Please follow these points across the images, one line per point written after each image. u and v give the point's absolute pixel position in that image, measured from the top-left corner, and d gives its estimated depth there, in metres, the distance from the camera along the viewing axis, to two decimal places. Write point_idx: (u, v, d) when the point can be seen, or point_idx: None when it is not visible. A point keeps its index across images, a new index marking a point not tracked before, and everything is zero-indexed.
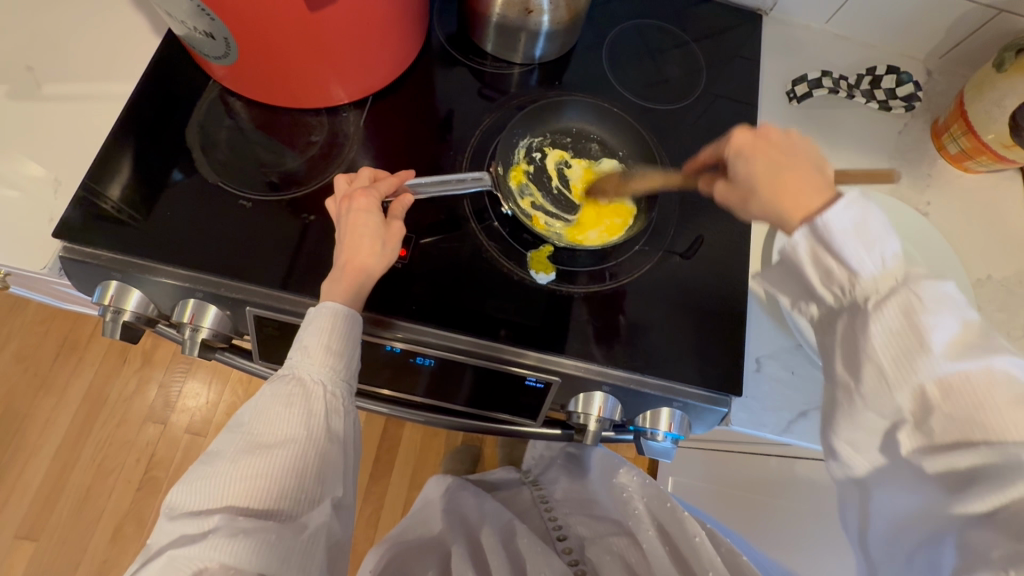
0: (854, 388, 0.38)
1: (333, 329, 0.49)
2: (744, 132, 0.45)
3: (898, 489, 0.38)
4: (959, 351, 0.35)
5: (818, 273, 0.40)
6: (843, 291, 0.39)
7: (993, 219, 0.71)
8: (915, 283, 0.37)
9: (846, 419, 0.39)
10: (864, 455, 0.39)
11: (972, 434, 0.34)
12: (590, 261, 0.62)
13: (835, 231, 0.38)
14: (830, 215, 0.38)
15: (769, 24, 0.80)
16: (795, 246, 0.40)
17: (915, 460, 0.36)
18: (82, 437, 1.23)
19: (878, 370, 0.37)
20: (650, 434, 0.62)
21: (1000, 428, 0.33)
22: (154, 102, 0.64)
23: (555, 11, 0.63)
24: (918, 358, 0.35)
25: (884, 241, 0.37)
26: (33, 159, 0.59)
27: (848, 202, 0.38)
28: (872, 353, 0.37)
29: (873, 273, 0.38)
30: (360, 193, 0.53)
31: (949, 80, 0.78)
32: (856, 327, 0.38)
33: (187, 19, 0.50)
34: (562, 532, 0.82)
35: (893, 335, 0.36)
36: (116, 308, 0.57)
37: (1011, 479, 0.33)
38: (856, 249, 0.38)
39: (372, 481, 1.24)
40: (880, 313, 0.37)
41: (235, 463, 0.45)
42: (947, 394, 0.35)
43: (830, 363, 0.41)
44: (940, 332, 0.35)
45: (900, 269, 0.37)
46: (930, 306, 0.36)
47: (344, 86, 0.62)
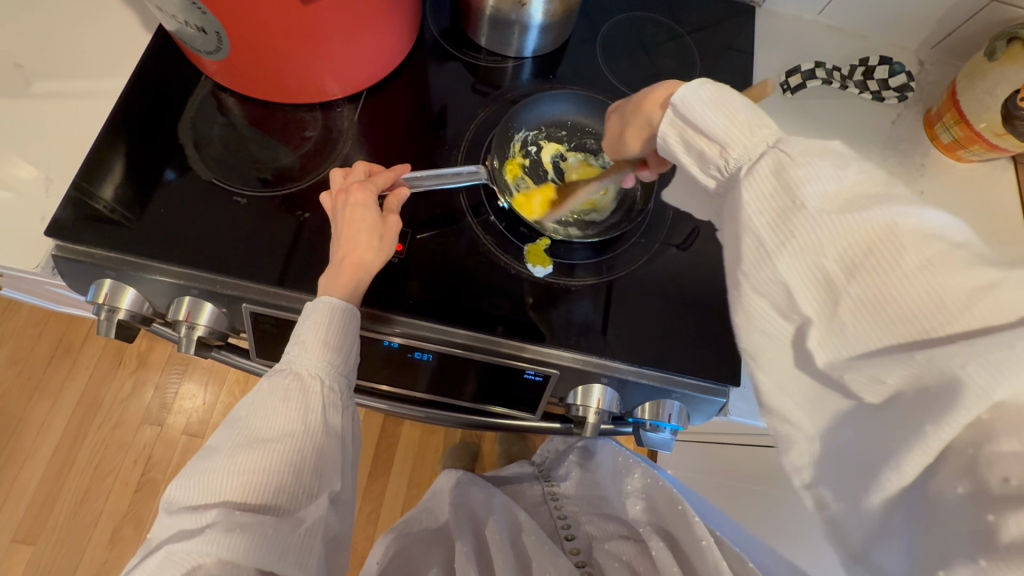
0: (737, 266, 0.37)
1: (330, 324, 0.48)
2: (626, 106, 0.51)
3: (853, 429, 0.36)
4: (839, 206, 0.34)
5: (694, 158, 0.40)
6: (721, 170, 0.39)
7: (986, 208, 0.71)
8: (786, 143, 0.36)
9: (747, 319, 0.37)
10: (772, 375, 0.37)
11: (888, 311, 0.32)
12: (587, 254, 0.62)
13: (692, 107, 0.38)
14: (685, 92, 0.39)
15: (763, 16, 0.80)
16: (664, 135, 0.41)
17: (837, 373, 0.34)
18: (78, 440, 1.22)
19: (757, 237, 0.36)
20: (649, 425, 0.62)
21: (908, 296, 0.31)
22: (146, 100, 0.63)
23: (549, 3, 0.62)
24: (795, 215, 0.34)
25: (742, 108, 0.38)
26: (23, 158, 0.59)
27: (704, 81, 0.39)
28: (749, 223, 0.36)
29: (738, 139, 0.37)
30: (357, 187, 0.53)
31: (941, 70, 0.79)
32: (736, 200, 0.38)
33: (178, 13, 0.50)
34: (570, 531, 0.84)
35: (767, 201, 0.36)
36: (111, 306, 0.57)
37: (953, 394, 0.30)
38: (716, 118, 0.38)
39: (372, 479, 1.24)
40: (752, 176, 0.36)
41: (232, 458, 0.44)
42: (847, 268, 0.33)
43: (726, 249, 0.39)
44: (815, 184, 0.34)
45: (769, 133, 0.37)
46: (801, 159, 0.35)
47: (338, 81, 0.62)
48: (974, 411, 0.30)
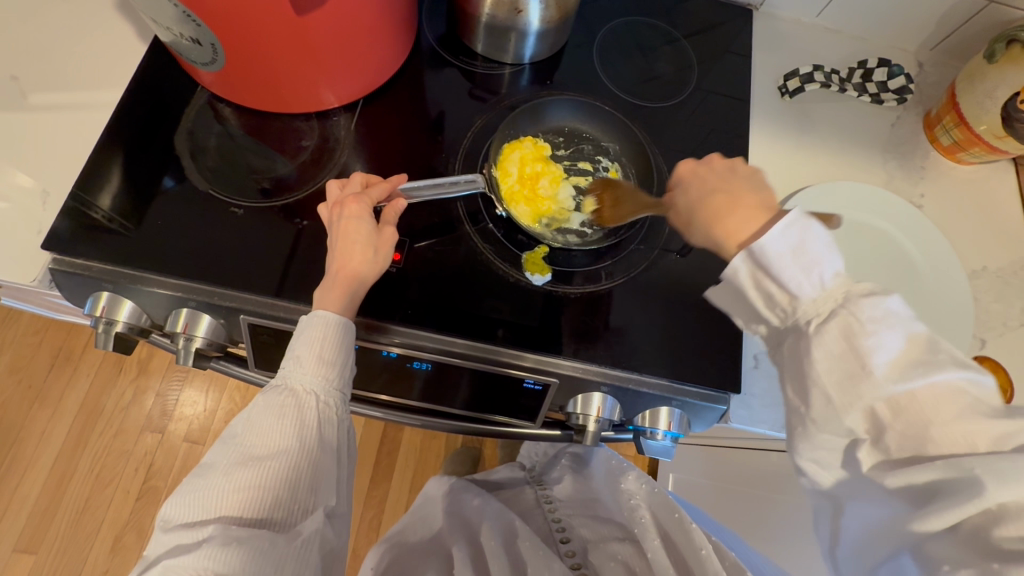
0: (804, 413, 0.39)
1: (325, 339, 0.48)
2: (688, 161, 0.50)
3: (863, 506, 0.38)
4: (898, 370, 0.36)
5: (762, 298, 0.41)
6: (786, 313, 0.41)
7: (987, 210, 0.71)
8: (855, 304, 0.38)
9: (806, 445, 0.39)
10: (823, 478, 0.39)
11: (927, 452, 0.35)
12: (585, 261, 0.61)
13: (772, 253, 0.39)
14: (765, 239, 0.40)
15: (760, 19, 0.80)
16: (736, 268, 0.41)
17: (877, 477, 0.37)
18: (80, 448, 1.22)
19: (826, 397, 0.38)
20: (649, 433, 0.62)
21: (948, 442, 0.34)
22: (142, 110, 0.63)
23: (545, 10, 0.62)
24: (862, 380, 0.36)
25: (824, 264, 0.39)
26: (20, 171, 0.59)
27: (787, 223, 0.40)
28: (818, 377, 0.38)
29: (812, 295, 0.39)
30: (352, 199, 0.52)
31: (940, 71, 0.78)
32: (801, 349, 0.39)
33: (173, 26, 0.50)
34: (566, 535, 0.82)
35: (835, 358, 0.37)
36: (109, 319, 0.57)
37: (973, 496, 0.33)
38: (795, 273, 0.39)
39: (372, 484, 1.24)
40: (822, 334, 0.38)
41: (228, 475, 0.44)
42: (895, 410, 0.36)
43: (785, 389, 0.41)
44: (881, 353, 0.36)
45: (842, 284, 0.39)
46: (873, 325, 0.37)
47: (334, 90, 0.62)
48: (989, 506, 0.33)
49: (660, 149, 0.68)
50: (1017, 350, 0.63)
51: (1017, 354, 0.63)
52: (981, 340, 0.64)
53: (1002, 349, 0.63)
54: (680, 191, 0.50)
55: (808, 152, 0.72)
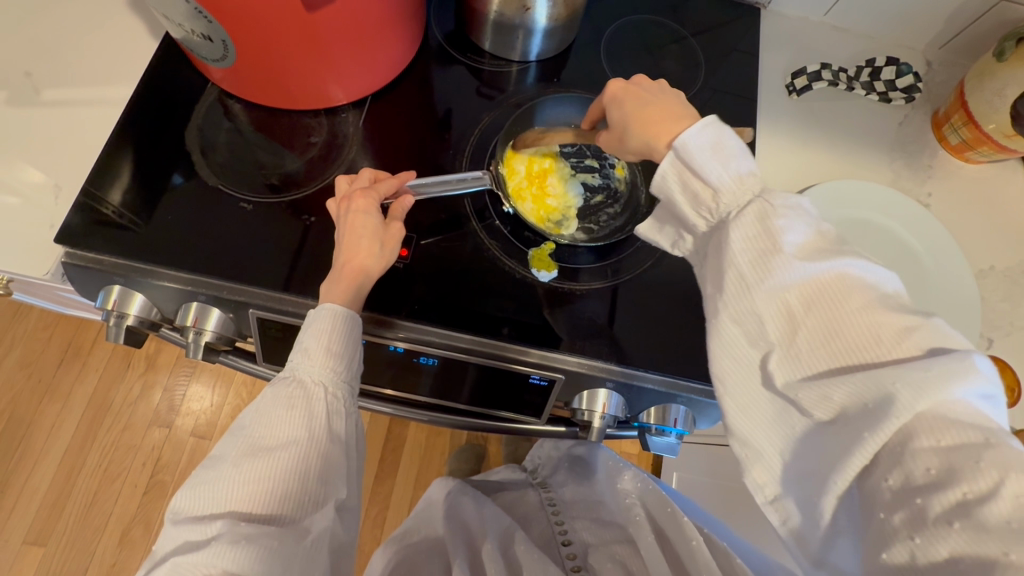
0: (718, 298, 0.41)
1: (332, 331, 0.49)
2: (617, 81, 0.50)
3: (797, 443, 0.38)
4: (806, 254, 0.38)
5: (689, 199, 0.43)
6: (711, 213, 0.42)
7: (994, 210, 0.71)
8: (769, 195, 0.40)
9: (721, 348, 0.40)
10: (741, 399, 0.40)
11: (838, 346, 0.36)
12: (591, 257, 0.62)
13: (693, 149, 0.42)
14: (686, 136, 0.42)
15: (767, 17, 0.79)
16: (664, 172, 0.43)
17: (790, 391, 0.37)
18: (88, 442, 1.23)
19: (739, 274, 0.39)
20: (654, 429, 0.62)
21: (852, 332, 0.35)
22: (152, 106, 0.64)
23: (552, 7, 0.62)
24: (773, 258, 0.38)
25: (739, 158, 0.41)
26: (33, 166, 0.59)
27: (703, 125, 0.42)
28: (733, 259, 0.39)
29: (731, 186, 0.41)
30: (359, 194, 0.53)
31: (949, 70, 0.78)
32: (722, 240, 0.41)
33: (185, 22, 0.50)
34: (567, 537, 0.81)
35: (750, 242, 0.39)
36: (119, 312, 0.57)
37: (887, 410, 0.33)
38: (714, 165, 0.41)
39: (377, 481, 1.25)
40: (739, 222, 0.40)
41: (238, 466, 0.45)
42: (807, 303, 0.37)
43: (706, 286, 0.43)
44: (791, 236, 0.38)
45: (756, 182, 0.41)
46: (783, 212, 0.39)
47: (342, 87, 0.62)
48: (902, 420, 0.33)
49: None
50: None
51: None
52: (988, 340, 0.63)
53: (1009, 349, 0.63)
54: (613, 109, 0.49)
55: (815, 150, 0.72)
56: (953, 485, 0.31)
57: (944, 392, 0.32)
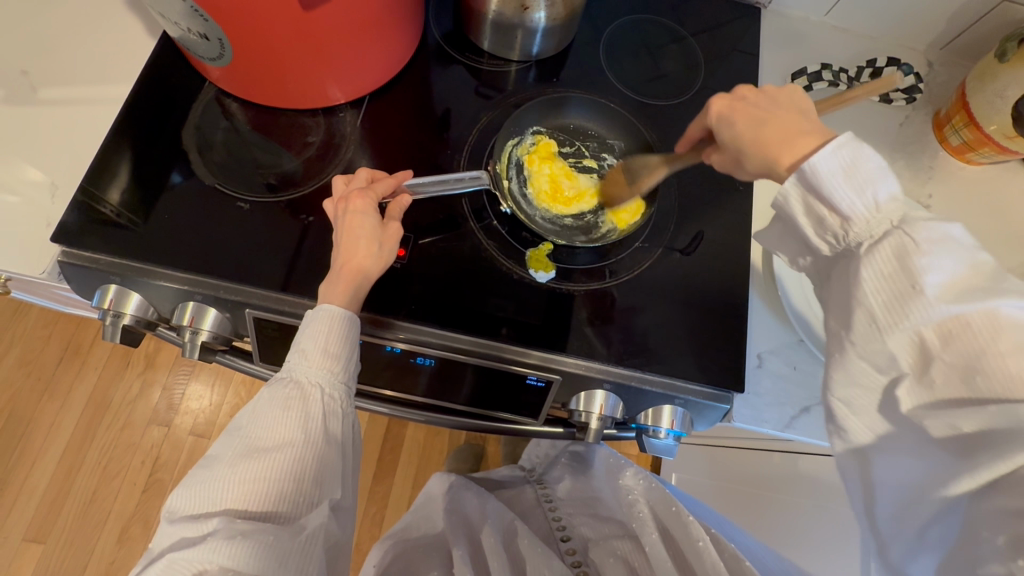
0: (844, 335, 0.39)
1: (330, 332, 0.48)
2: (721, 98, 0.49)
3: (903, 459, 0.38)
4: (953, 294, 0.35)
5: (814, 224, 0.41)
6: (838, 239, 0.40)
7: (996, 211, 0.70)
8: (911, 226, 0.37)
9: (840, 373, 0.39)
10: (860, 419, 0.39)
11: (982, 391, 0.34)
12: (589, 258, 0.61)
13: (822, 173, 0.39)
14: (816, 159, 0.39)
15: (768, 17, 0.79)
16: (786, 195, 0.41)
17: (919, 420, 0.36)
18: (87, 440, 1.23)
19: (869, 313, 0.37)
20: (652, 432, 0.62)
21: (1002, 380, 0.33)
22: (150, 105, 0.63)
23: (551, 7, 0.62)
24: (911, 300, 0.35)
25: (876, 183, 0.38)
26: (31, 164, 0.59)
27: (837, 144, 0.39)
28: (862, 297, 0.37)
29: (864, 214, 0.38)
30: (357, 194, 0.52)
31: (950, 71, 0.78)
32: (850, 271, 0.39)
33: (181, 21, 0.50)
34: (566, 533, 0.83)
35: (884, 279, 0.37)
36: (116, 311, 0.57)
37: (1022, 444, 0.33)
38: (846, 191, 0.38)
39: (375, 480, 1.25)
40: (870, 256, 0.37)
41: (233, 467, 0.45)
42: (945, 340, 0.35)
43: (828, 308, 0.41)
44: (934, 274, 0.35)
45: (895, 209, 0.38)
46: (926, 248, 0.36)
47: (340, 86, 0.62)
48: None
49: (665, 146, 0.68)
50: None
51: None
52: None
53: None
54: (723, 128, 0.48)
55: None
56: None
57: None
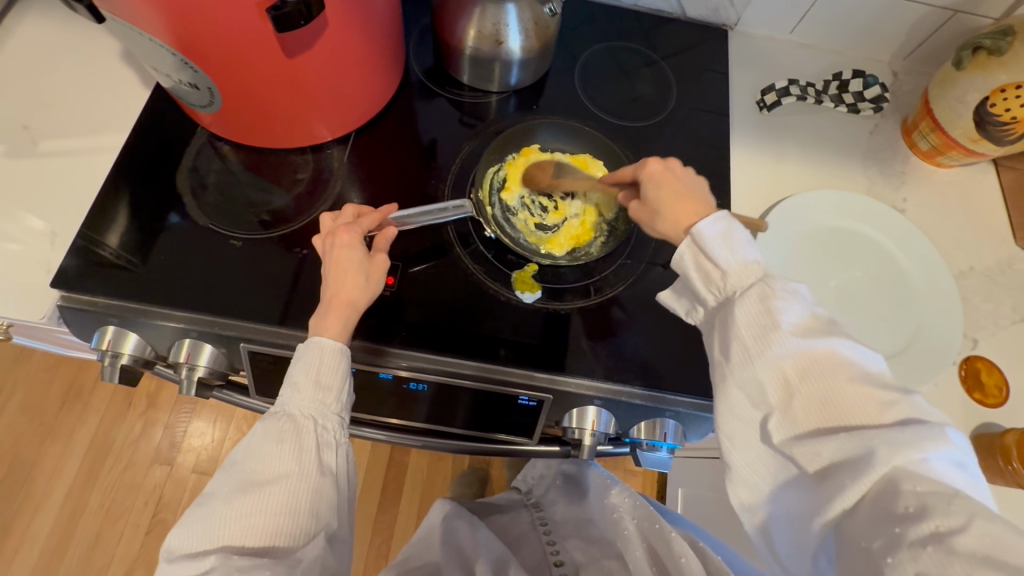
0: (725, 366, 0.42)
1: (323, 364, 0.49)
2: (654, 162, 0.50)
3: (788, 492, 0.40)
4: (801, 332, 0.40)
5: (699, 274, 0.45)
6: (720, 290, 0.44)
7: (971, 211, 0.72)
8: (770, 279, 0.42)
9: (723, 406, 0.42)
10: (742, 453, 0.41)
11: (833, 421, 0.38)
12: (575, 277, 0.63)
13: (707, 236, 0.44)
14: (702, 225, 0.44)
15: (736, 38, 0.82)
16: (681, 252, 0.45)
17: (787, 447, 0.39)
18: (89, 483, 1.23)
19: (744, 348, 0.41)
20: (646, 445, 0.63)
21: (849, 409, 0.38)
22: (146, 151, 0.66)
23: (526, 40, 0.66)
24: (772, 333, 0.40)
25: (746, 247, 0.44)
26: (31, 214, 0.62)
27: (716, 216, 0.45)
28: (738, 332, 0.42)
29: (737, 269, 0.43)
30: (343, 229, 0.54)
31: (915, 80, 0.81)
32: (726, 316, 0.43)
33: (173, 73, 0.53)
34: (558, 557, 0.80)
35: (752, 318, 0.41)
36: (114, 352, 0.59)
37: (869, 464, 0.36)
38: (724, 251, 0.43)
39: (380, 510, 1.24)
40: (744, 300, 0.42)
41: (229, 503, 0.46)
42: (803, 374, 0.39)
43: (712, 353, 0.45)
44: (788, 315, 0.41)
45: (760, 268, 0.43)
46: (783, 295, 0.42)
47: (327, 124, 0.65)
48: (883, 471, 0.36)
49: None
50: (1007, 349, 0.64)
51: (1006, 352, 0.64)
52: (973, 340, 0.64)
53: (995, 349, 0.64)
54: (649, 188, 0.50)
55: (790, 163, 0.74)
56: (925, 520, 0.34)
57: (918, 451, 0.35)
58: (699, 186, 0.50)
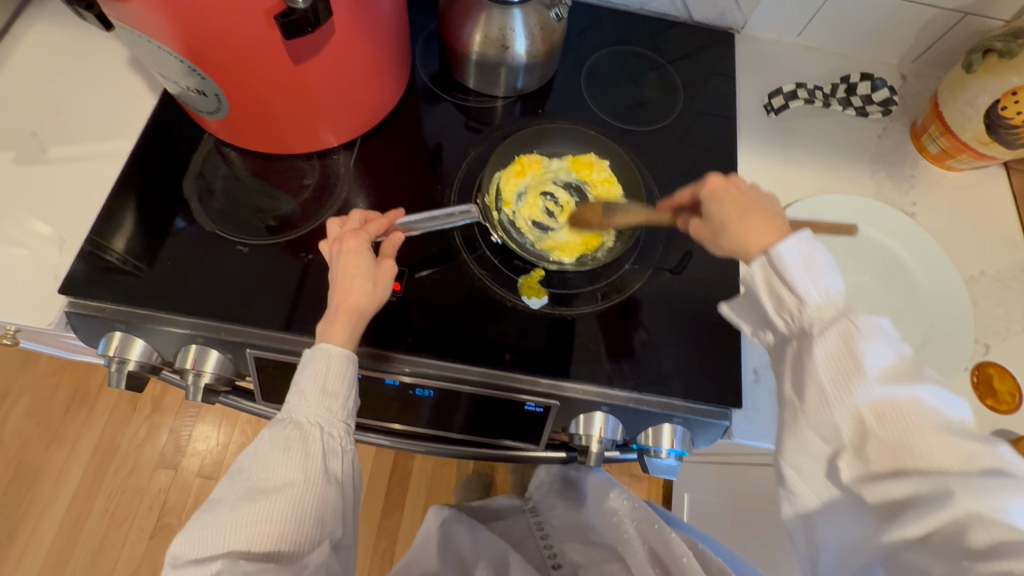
0: (799, 407, 0.41)
1: (329, 371, 0.49)
2: (716, 177, 0.49)
3: (843, 523, 0.39)
4: (888, 377, 0.38)
5: (772, 301, 0.43)
6: (792, 319, 0.42)
7: (982, 215, 0.71)
8: (854, 316, 0.40)
9: (794, 442, 0.42)
10: (809, 484, 0.41)
11: (905, 462, 0.36)
12: (581, 282, 0.63)
13: (786, 261, 0.42)
14: (781, 247, 0.42)
15: (742, 41, 0.82)
16: (753, 273, 0.44)
17: (855, 486, 0.38)
18: (95, 487, 1.23)
19: (819, 389, 0.40)
20: (653, 452, 0.61)
21: (926, 453, 0.36)
22: (154, 157, 0.66)
23: (532, 44, 0.65)
24: (854, 378, 0.38)
25: (829, 277, 0.41)
26: (39, 220, 0.62)
27: (798, 238, 0.42)
28: (815, 372, 0.40)
29: (818, 302, 0.41)
30: (350, 235, 0.54)
31: (923, 83, 0.80)
32: (804, 352, 0.41)
33: (180, 79, 0.53)
34: (557, 560, 0.82)
35: (833, 358, 0.39)
36: (121, 358, 0.59)
37: (941, 507, 0.35)
38: (806, 279, 0.41)
39: (384, 515, 1.23)
40: (823, 338, 0.40)
41: (235, 510, 0.46)
42: (880, 417, 0.38)
43: (782, 386, 0.43)
44: (873, 359, 0.39)
45: (842, 300, 0.41)
46: (866, 335, 0.39)
47: (333, 130, 0.65)
48: (954, 514, 0.34)
49: (650, 169, 0.70)
50: (1021, 355, 0.63)
51: (1019, 358, 0.63)
52: (984, 345, 0.64)
53: (1007, 354, 0.63)
54: (713, 204, 0.48)
55: (797, 167, 0.73)
56: (1001, 559, 0.33)
57: (998, 500, 0.34)
58: (771, 201, 0.48)
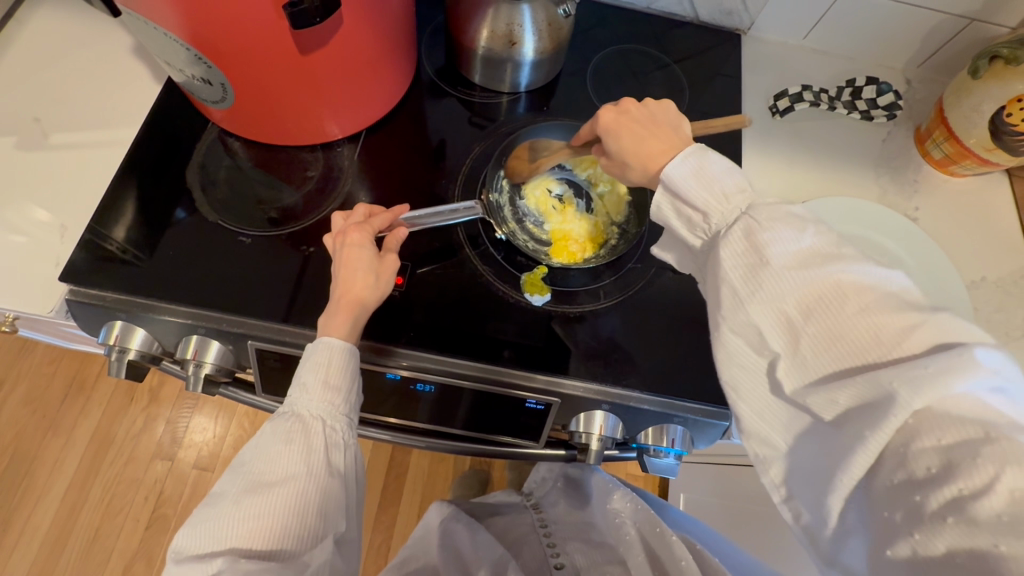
0: (718, 313, 0.42)
1: (331, 365, 0.49)
2: (608, 111, 0.50)
3: (807, 443, 0.38)
4: (800, 263, 0.38)
5: (684, 223, 0.45)
6: (706, 231, 0.44)
7: (983, 221, 0.72)
8: (756, 210, 0.41)
9: (725, 357, 0.41)
10: (752, 405, 0.41)
11: (847, 359, 0.36)
12: (583, 280, 0.63)
13: (677, 180, 0.44)
14: (670, 168, 0.44)
15: (749, 42, 0.82)
16: (657, 202, 0.46)
17: (800, 398, 0.37)
18: (91, 476, 1.23)
19: (732, 289, 0.40)
20: (652, 451, 0.62)
21: (855, 337, 0.36)
22: (155, 146, 0.66)
23: (539, 41, 0.65)
24: (762, 272, 0.39)
25: (723, 180, 0.43)
26: (41, 207, 0.61)
27: (685, 154, 0.44)
28: (725, 276, 0.41)
29: (717, 207, 0.42)
30: (355, 229, 0.54)
31: (928, 87, 0.80)
32: (715, 257, 0.42)
33: (185, 67, 0.53)
34: (560, 560, 0.79)
35: (739, 258, 0.40)
36: (121, 347, 0.58)
37: (886, 407, 0.34)
38: (699, 190, 0.43)
39: (381, 509, 1.24)
40: (728, 239, 0.41)
41: (238, 504, 0.45)
42: (807, 312, 0.37)
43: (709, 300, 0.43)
44: (779, 247, 0.39)
45: (743, 199, 0.42)
46: (771, 226, 0.40)
47: (338, 122, 0.64)
48: (902, 417, 0.33)
49: None
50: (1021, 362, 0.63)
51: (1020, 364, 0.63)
52: None
53: None
54: (609, 140, 0.50)
55: (802, 169, 0.73)
56: (950, 481, 0.32)
57: (944, 389, 0.32)
58: (660, 115, 0.49)
